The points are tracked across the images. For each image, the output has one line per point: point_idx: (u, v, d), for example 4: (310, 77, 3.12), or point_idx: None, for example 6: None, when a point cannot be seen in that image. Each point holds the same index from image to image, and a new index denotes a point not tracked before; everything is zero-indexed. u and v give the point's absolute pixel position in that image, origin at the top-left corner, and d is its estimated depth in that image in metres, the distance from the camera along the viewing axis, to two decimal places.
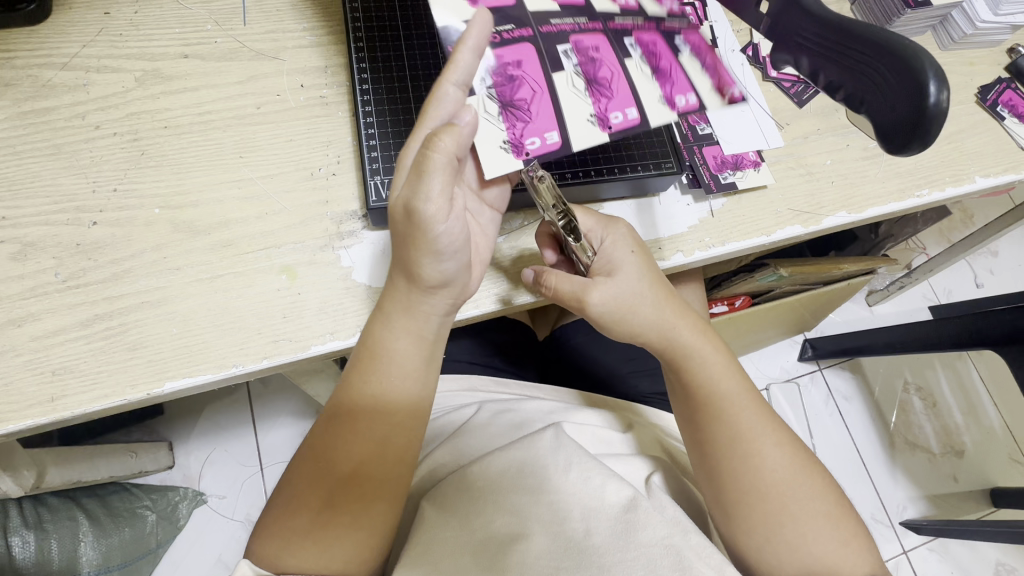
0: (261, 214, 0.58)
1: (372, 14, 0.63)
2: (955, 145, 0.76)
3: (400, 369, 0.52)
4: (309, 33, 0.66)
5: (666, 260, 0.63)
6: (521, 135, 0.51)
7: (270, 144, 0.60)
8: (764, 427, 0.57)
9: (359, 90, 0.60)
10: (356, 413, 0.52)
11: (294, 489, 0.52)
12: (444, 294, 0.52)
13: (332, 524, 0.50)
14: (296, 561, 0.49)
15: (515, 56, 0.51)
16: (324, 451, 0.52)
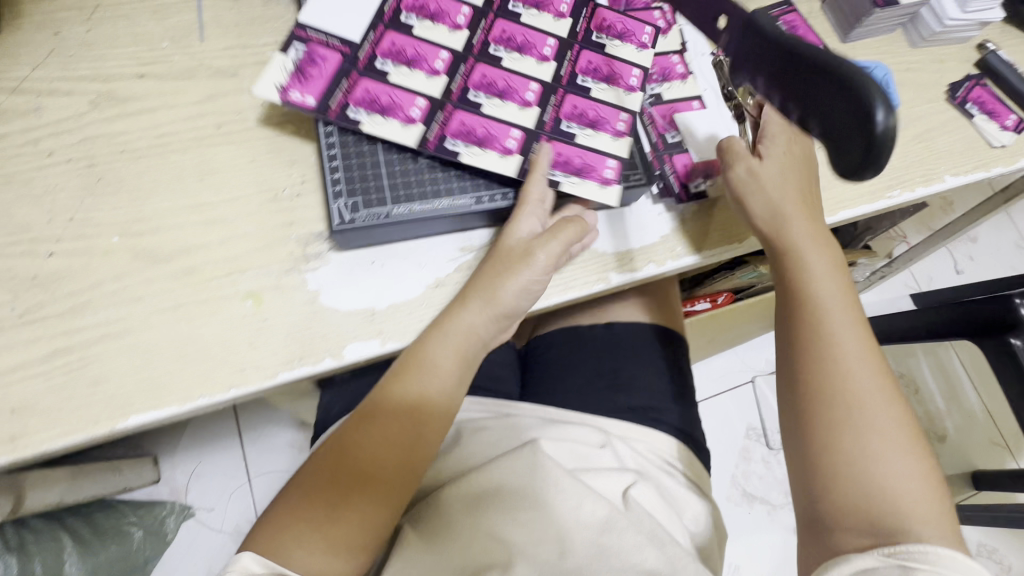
0: (224, 239, 0.56)
1: None
2: (925, 144, 0.76)
3: (444, 362, 0.55)
4: (269, 48, 0.64)
5: (638, 272, 0.63)
6: (508, 147, 0.59)
7: (231, 166, 0.59)
8: (867, 372, 0.53)
9: (319, 109, 0.58)
10: (405, 415, 0.54)
11: (312, 482, 0.51)
12: (496, 313, 0.56)
13: (348, 521, 0.49)
14: (297, 559, 0.46)
15: (450, 122, 0.58)
16: (356, 446, 0.52)
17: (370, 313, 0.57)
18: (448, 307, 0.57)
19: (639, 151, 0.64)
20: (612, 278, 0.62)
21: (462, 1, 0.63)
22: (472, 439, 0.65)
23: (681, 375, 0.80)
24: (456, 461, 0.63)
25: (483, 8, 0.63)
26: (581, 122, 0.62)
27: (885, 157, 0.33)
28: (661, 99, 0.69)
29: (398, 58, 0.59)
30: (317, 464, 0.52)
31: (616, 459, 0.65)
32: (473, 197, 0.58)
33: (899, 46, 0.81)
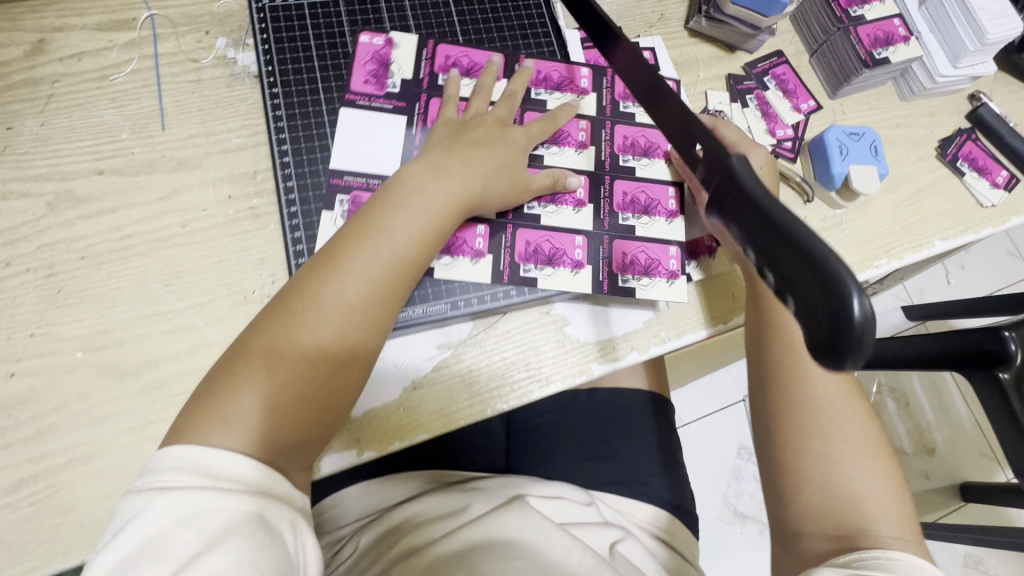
0: (193, 348, 0.55)
1: (300, 123, 0.62)
2: (914, 206, 0.74)
3: (416, 231, 0.53)
4: (234, 135, 0.61)
5: (620, 360, 0.62)
6: (486, 245, 0.61)
7: (198, 267, 0.57)
8: (831, 395, 0.60)
9: (288, 223, 0.59)
10: (351, 246, 0.51)
11: (239, 356, 0.48)
12: (446, 198, 0.55)
13: (294, 357, 0.48)
14: (239, 411, 0.45)
15: None
16: (297, 304, 0.49)
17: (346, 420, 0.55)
18: (385, 193, 0.54)
19: (598, 226, 0.64)
20: (594, 369, 0.61)
21: (386, 90, 0.63)
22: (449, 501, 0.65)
23: (671, 442, 0.79)
24: (435, 523, 0.62)
25: (414, 89, 0.64)
26: (543, 199, 0.64)
27: (865, 349, 0.29)
28: (634, 175, 0.67)
29: (363, 164, 0.61)
30: (256, 323, 0.50)
31: (602, 517, 0.67)
32: (448, 302, 0.59)
33: (889, 100, 0.78)
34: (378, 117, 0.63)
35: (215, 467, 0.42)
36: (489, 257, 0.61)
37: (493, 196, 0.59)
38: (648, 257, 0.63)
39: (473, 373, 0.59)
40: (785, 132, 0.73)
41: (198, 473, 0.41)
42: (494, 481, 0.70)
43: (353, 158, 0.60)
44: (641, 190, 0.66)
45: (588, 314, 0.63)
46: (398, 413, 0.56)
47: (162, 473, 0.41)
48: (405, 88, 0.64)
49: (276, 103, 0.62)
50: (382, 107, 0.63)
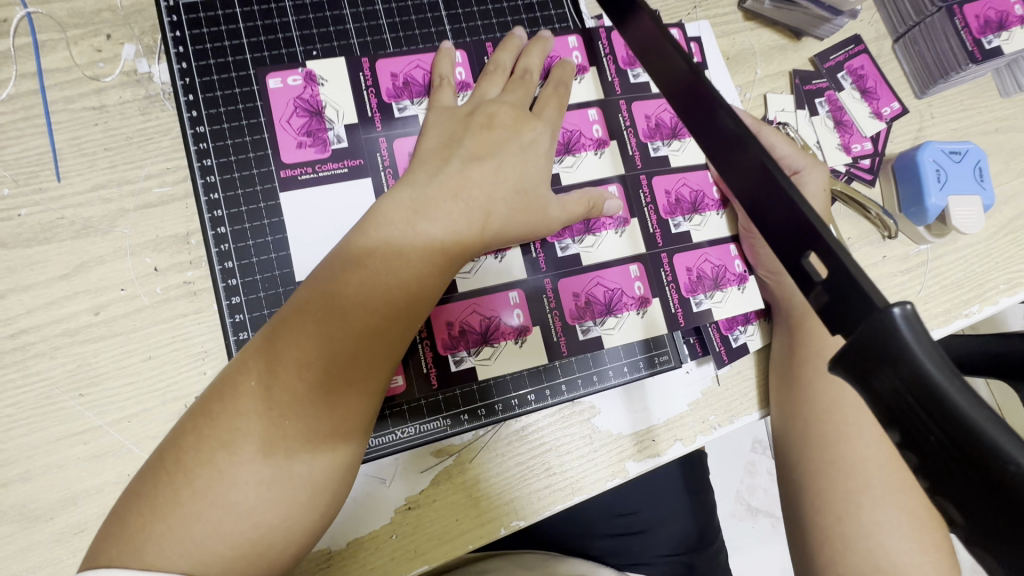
0: (122, 476, 0.43)
1: (227, 172, 0.46)
2: (1013, 236, 0.60)
3: (382, 288, 0.40)
4: (155, 182, 0.47)
5: (661, 456, 0.50)
6: (513, 316, 0.48)
7: (120, 369, 0.44)
8: (880, 467, 0.44)
9: (235, 339, 0.45)
10: (300, 313, 0.38)
11: (161, 458, 0.36)
12: (428, 246, 0.41)
13: (220, 463, 0.35)
14: (151, 536, 0.33)
15: (448, 324, 0.47)
16: (233, 389, 0.37)
17: (322, 554, 0.44)
18: (356, 234, 0.41)
19: (650, 240, 0.52)
20: (630, 468, 0.49)
21: (327, 134, 0.47)
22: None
23: (705, 501, 0.69)
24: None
25: (366, 129, 0.48)
26: (574, 236, 0.50)
27: None
28: (668, 167, 0.53)
29: (316, 233, 0.46)
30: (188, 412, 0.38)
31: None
32: (449, 415, 0.47)
33: (988, 98, 0.63)
34: (325, 158, 0.47)
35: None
36: (537, 328, 0.48)
37: (499, 241, 0.45)
38: (713, 266, 0.52)
39: (481, 485, 0.47)
40: (863, 147, 0.59)
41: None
42: (503, 560, 0.59)
43: (314, 256, 0.46)
44: (700, 255, 0.52)
45: (622, 400, 0.50)
46: (391, 542, 0.45)
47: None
48: (353, 138, 0.48)
49: (202, 149, 0.46)
50: (335, 173, 0.47)
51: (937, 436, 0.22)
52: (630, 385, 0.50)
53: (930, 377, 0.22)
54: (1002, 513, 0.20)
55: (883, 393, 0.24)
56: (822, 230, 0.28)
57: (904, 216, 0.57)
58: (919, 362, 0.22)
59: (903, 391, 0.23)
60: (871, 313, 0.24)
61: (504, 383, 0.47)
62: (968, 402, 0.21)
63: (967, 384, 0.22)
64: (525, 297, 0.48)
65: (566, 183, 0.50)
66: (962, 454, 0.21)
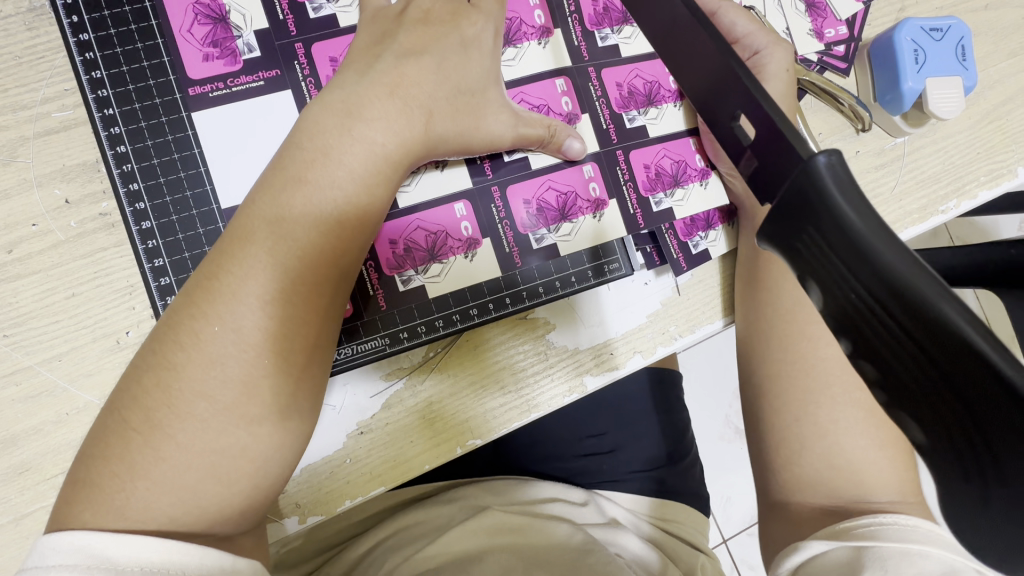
0: (61, 416, 0.42)
1: (123, 90, 0.41)
2: (997, 124, 0.56)
3: (328, 202, 0.36)
4: (54, 106, 0.43)
5: (620, 369, 0.48)
6: (464, 232, 0.45)
7: (43, 309, 0.42)
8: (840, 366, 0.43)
9: (149, 267, 0.42)
10: (247, 245, 0.35)
11: (118, 414, 0.33)
12: (371, 153, 0.37)
13: (199, 415, 0.33)
14: (137, 495, 0.32)
15: (396, 244, 0.44)
16: (191, 337, 0.33)
17: (290, 486, 0.44)
18: (288, 148, 0.37)
19: (604, 137, 0.48)
20: (589, 383, 0.48)
21: (232, 41, 0.42)
22: (430, 521, 0.55)
23: (676, 421, 0.69)
24: (407, 547, 0.52)
25: (276, 33, 0.42)
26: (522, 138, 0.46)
27: None
28: (619, 58, 0.49)
29: (230, 154, 0.42)
30: (135, 364, 0.34)
31: (601, 515, 0.59)
32: (387, 335, 0.44)
33: None
34: (231, 69, 0.42)
35: (119, 555, 0.30)
36: (488, 241, 0.46)
37: (442, 147, 0.42)
38: (671, 161, 0.49)
39: (435, 406, 0.46)
40: (836, 32, 0.54)
41: (99, 570, 0.29)
42: (472, 487, 0.59)
43: (235, 180, 0.42)
44: (660, 157, 0.49)
45: (577, 313, 0.48)
46: (347, 466, 0.45)
47: (54, 563, 0.29)
48: (266, 46, 0.42)
49: (90, 60, 0.41)
50: (250, 87, 0.42)
51: (883, 319, 0.19)
52: (583, 297, 0.48)
53: (854, 233, 0.20)
54: (945, 394, 0.19)
55: (810, 263, 0.21)
56: (760, 94, 0.24)
57: (879, 105, 0.53)
58: (857, 231, 0.20)
59: (845, 267, 0.20)
60: (795, 170, 0.22)
61: (445, 303, 0.45)
62: (896, 260, 0.19)
63: (916, 257, 0.19)
64: (473, 209, 0.45)
65: (509, 80, 0.46)
66: (883, 313, 0.19)
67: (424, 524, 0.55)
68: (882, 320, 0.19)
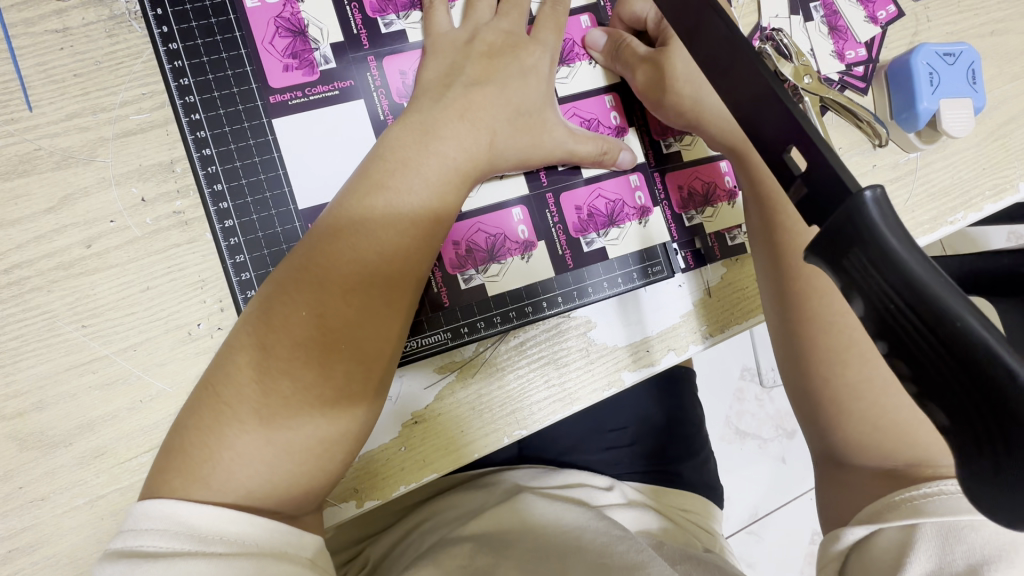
0: (134, 403, 0.44)
1: (208, 96, 0.44)
2: (1002, 141, 0.60)
3: (406, 207, 0.40)
4: (132, 109, 0.45)
5: (655, 365, 0.51)
6: (521, 238, 0.48)
7: (119, 302, 0.44)
8: None
9: (231, 262, 0.45)
10: (334, 247, 0.39)
11: (215, 391, 0.37)
12: (442, 167, 0.41)
13: (283, 391, 0.36)
14: (224, 464, 0.35)
15: (461, 248, 0.47)
16: (283, 324, 0.37)
17: (352, 473, 0.47)
18: (370, 162, 0.41)
19: (644, 161, 0.51)
20: (625, 377, 0.51)
21: (311, 53, 0.45)
22: (464, 507, 0.58)
23: (693, 418, 0.73)
24: (445, 529, 0.55)
25: (351, 48, 0.45)
26: None
27: None
28: None
29: (308, 158, 0.45)
30: (228, 348, 0.38)
31: (626, 499, 0.61)
32: (449, 330, 0.47)
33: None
34: (309, 80, 0.45)
35: (203, 524, 0.33)
36: (542, 243, 0.49)
37: (503, 159, 0.45)
38: (704, 182, 0.53)
39: (482, 397, 0.49)
40: (856, 53, 0.58)
41: (185, 536, 0.33)
42: (503, 477, 0.62)
43: (312, 183, 0.45)
44: (698, 174, 0.52)
45: (617, 312, 0.51)
46: (400, 453, 0.48)
47: (147, 527, 0.33)
48: (340, 58, 0.45)
49: (178, 68, 0.44)
50: (326, 96, 0.45)
51: (914, 325, 0.23)
52: (625, 298, 0.51)
53: (897, 254, 0.23)
54: (963, 383, 0.22)
55: (852, 274, 0.25)
56: (806, 124, 0.28)
57: (896, 123, 0.57)
58: (886, 238, 0.24)
59: (883, 284, 0.24)
60: (844, 199, 0.25)
61: (500, 301, 0.48)
62: (928, 278, 0.23)
63: (948, 282, 0.23)
64: (528, 214, 0.48)
65: (562, 95, 0.49)
66: (917, 320, 0.23)
67: (458, 509, 0.58)
68: (919, 332, 0.23)
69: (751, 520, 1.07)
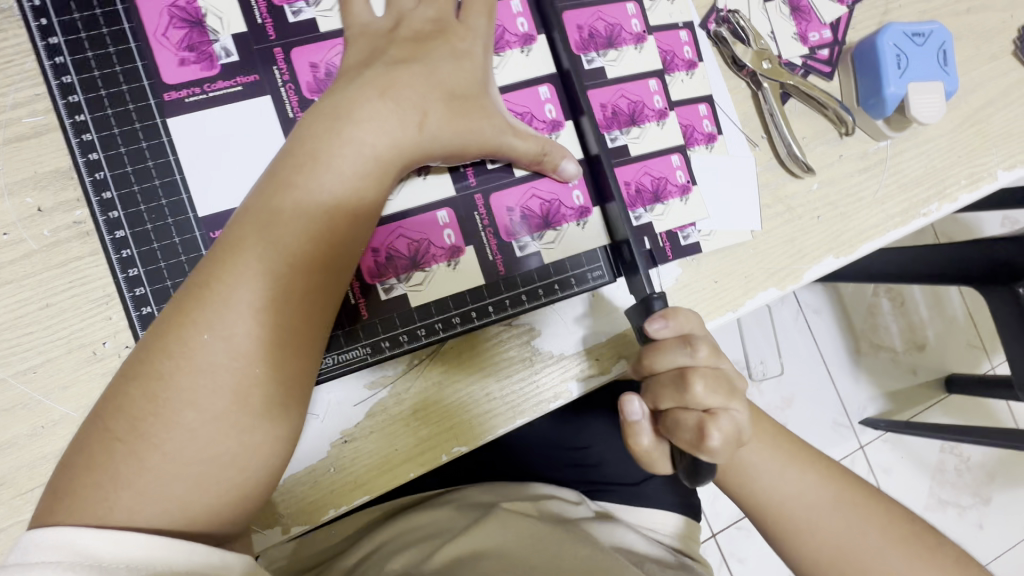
0: (36, 429, 0.41)
1: (96, 96, 0.40)
2: (978, 127, 0.56)
3: (319, 206, 0.37)
4: (24, 111, 0.41)
5: (607, 374, 0.48)
6: (446, 243, 0.45)
7: (15, 322, 0.41)
8: None
9: (123, 277, 0.41)
10: (238, 259, 0.35)
11: (106, 428, 0.33)
12: (357, 157, 0.38)
13: (188, 424, 0.33)
14: (121, 503, 0.32)
15: (382, 255, 0.44)
16: (183, 346, 0.34)
17: (278, 499, 0.44)
18: (278, 160, 0.37)
19: (585, 157, 0.48)
20: (573, 388, 0.48)
21: (211, 46, 0.41)
22: (416, 530, 0.55)
23: None
24: (401, 552, 0.51)
25: (258, 39, 0.42)
26: None
27: None
28: (605, 80, 0.48)
29: (210, 162, 0.41)
30: (121, 376, 0.35)
31: (595, 513, 0.58)
32: (369, 344, 0.44)
33: None
34: (206, 76, 0.41)
35: (111, 553, 0.30)
36: (471, 248, 0.45)
37: (429, 154, 0.41)
38: (652, 179, 0.49)
39: (419, 413, 0.46)
40: (821, 35, 0.54)
41: (86, 565, 0.30)
42: (464, 492, 0.59)
43: (214, 187, 0.41)
44: (644, 171, 0.49)
45: (561, 320, 0.48)
46: (330, 475, 0.45)
47: (36, 559, 0.29)
48: (243, 50, 0.41)
49: (59, 64, 0.40)
50: (227, 93, 0.41)
51: None
52: (567, 304, 0.48)
53: None
54: None
55: None
56: None
57: (862, 109, 0.53)
58: None
59: None
60: None
61: (426, 311, 0.44)
62: None
63: None
64: (454, 216, 0.45)
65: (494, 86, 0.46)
66: None
67: (410, 528, 0.55)
68: None
69: (741, 515, 1.05)
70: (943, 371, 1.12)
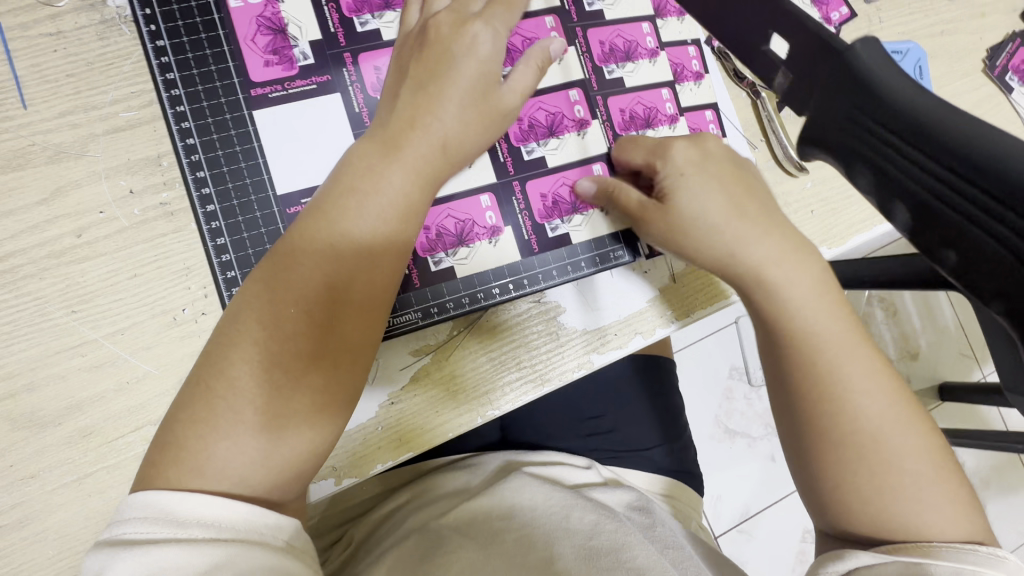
0: (121, 384, 0.46)
1: (196, 91, 0.47)
2: None
3: (385, 203, 0.42)
4: (122, 107, 0.48)
5: (624, 347, 0.54)
6: (487, 222, 0.51)
7: (108, 289, 0.46)
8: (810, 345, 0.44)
9: (212, 244, 0.47)
10: (316, 253, 0.40)
11: (196, 398, 0.38)
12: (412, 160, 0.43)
13: (287, 393, 0.39)
14: (220, 461, 0.36)
15: (432, 231, 0.49)
16: (271, 328, 0.39)
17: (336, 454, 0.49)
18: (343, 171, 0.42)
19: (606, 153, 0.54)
20: (595, 360, 0.53)
21: (290, 49, 0.48)
22: (438, 490, 0.60)
23: (669, 404, 0.75)
24: (432, 506, 0.57)
25: (331, 45, 0.49)
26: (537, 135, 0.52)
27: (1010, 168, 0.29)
28: (623, 88, 0.55)
29: (287, 149, 0.48)
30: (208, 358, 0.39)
31: (603, 478, 0.63)
32: (420, 310, 0.49)
33: (935, 2, 0.65)
34: (286, 75, 0.48)
35: (183, 510, 0.35)
36: (509, 228, 0.51)
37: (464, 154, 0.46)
38: None
39: (456, 378, 0.51)
40: None
41: (164, 521, 0.34)
42: (485, 457, 0.65)
43: (292, 171, 0.48)
44: None
45: (585, 298, 0.54)
46: (377, 432, 0.50)
47: (131, 515, 0.35)
48: (319, 55, 0.49)
49: (164, 63, 0.46)
50: (304, 90, 0.48)
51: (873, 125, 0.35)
52: (589, 283, 0.54)
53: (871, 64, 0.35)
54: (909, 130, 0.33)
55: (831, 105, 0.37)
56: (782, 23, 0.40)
57: None
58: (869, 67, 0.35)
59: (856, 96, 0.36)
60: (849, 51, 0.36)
61: (469, 282, 0.50)
62: (880, 65, 0.35)
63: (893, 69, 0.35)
64: (494, 199, 0.51)
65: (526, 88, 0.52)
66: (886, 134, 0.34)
67: (441, 489, 0.60)
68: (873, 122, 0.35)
69: (742, 519, 1.08)
70: (935, 377, 1.17)
